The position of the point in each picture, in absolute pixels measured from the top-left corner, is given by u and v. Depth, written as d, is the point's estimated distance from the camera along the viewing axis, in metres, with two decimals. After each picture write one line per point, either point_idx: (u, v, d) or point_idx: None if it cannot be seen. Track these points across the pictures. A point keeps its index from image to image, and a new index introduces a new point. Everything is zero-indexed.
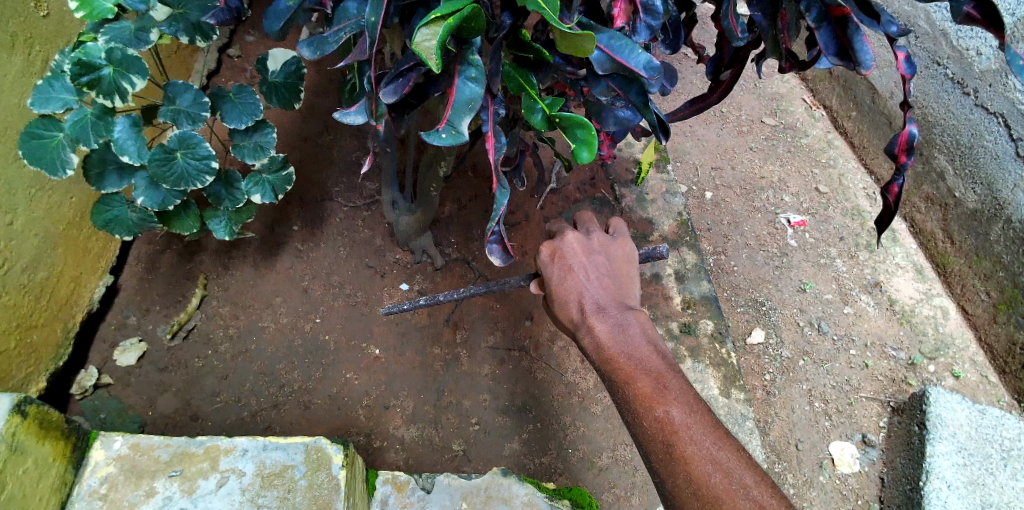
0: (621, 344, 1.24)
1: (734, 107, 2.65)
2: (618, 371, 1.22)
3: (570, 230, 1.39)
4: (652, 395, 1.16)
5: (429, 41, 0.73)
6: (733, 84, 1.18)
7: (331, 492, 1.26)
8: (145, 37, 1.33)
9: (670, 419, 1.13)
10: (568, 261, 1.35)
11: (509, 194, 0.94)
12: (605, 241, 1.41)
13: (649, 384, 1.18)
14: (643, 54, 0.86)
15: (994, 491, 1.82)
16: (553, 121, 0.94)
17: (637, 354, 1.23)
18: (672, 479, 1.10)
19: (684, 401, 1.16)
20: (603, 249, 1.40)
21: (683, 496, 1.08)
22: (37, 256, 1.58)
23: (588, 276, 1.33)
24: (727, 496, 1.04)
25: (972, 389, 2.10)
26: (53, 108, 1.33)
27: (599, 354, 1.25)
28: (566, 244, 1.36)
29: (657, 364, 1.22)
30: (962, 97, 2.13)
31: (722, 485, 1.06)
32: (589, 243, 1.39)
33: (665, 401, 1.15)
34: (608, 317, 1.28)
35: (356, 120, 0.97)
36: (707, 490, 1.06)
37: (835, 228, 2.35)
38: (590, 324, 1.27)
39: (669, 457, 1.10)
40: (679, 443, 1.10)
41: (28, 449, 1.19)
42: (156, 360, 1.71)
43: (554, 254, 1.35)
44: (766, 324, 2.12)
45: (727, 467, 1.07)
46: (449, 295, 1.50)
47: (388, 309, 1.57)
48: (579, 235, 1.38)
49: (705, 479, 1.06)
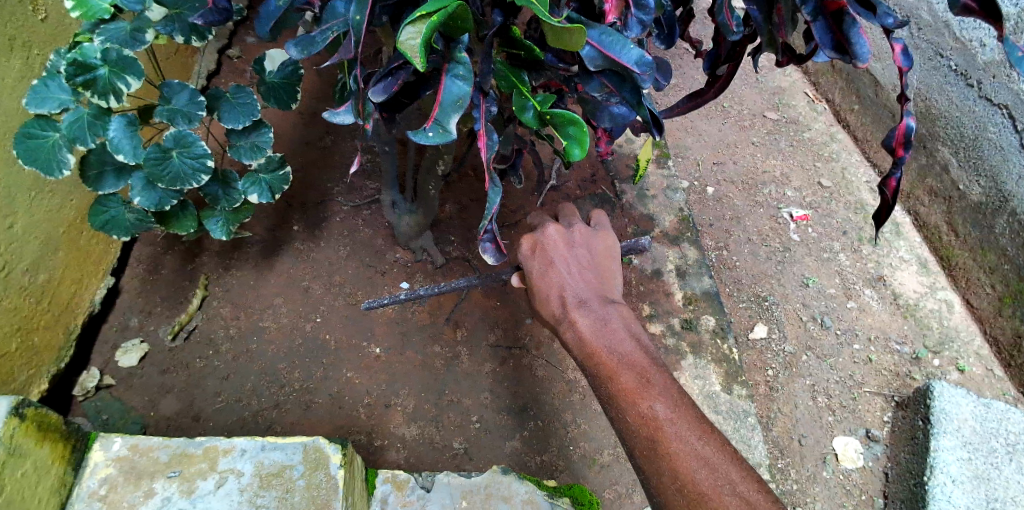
0: (604, 338, 1.24)
1: (735, 101, 2.64)
2: (601, 366, 1.21)
3: (551, 223, 1.37)
4: (636, 391, 1.16)
5: (414, 40, 0.73)
6: (730, 79, 1.16)
7: (329, 492, 1.26)
8: (141, 37, 1.34)
9: (654, 415, 1.13)
10: (549, 254, 1.33)
11: (501, 192, 0.94)
12: (586, 234, 1.40)
13: (632, 379, 1.18)
14: (634, 49, 0.86)
15: (1000, 486, 1.81)
16: (544, 118, 0.93)
17: (620, 349, 1.23)
18: (657, 476, 1.10)
19: (668, 396, 1.16)
20: (585, 243, 1.40)
21: (668, 493, 1.09)
22: (38, 259, 1.59)
23: (569, 269, 1.33)
24: (712, 493, 1.05)
25: (977, 383, 2.07)
26: (48, 108, 1.33)
27: (582, 349, 1.24)
28: (547, 237, 1.35)
29: (641, 359, 1.22)
30: (965, 89, 2.12)
31: (708, 481, 1.06)
32: (569, 237, 1.38)
33: (648, 395, 1.16)
34: (590, 311, 1.27)
35: (345, 120, 0.97)
36: (692, 487, 1.06)
37: (839, 222, 2.34)
38: (572, 318, 1.27)
39: (655, 453, 1.11)
40: (664, 439, 1.11)
41: (26, 451, 1.19)
42: (158, 361, 1.71)
43: (535, 248, 1.34)
44: (768, 320, 2.11)
45: (713, 463, 1.07)
46: (431, 289, 1.58)
47: (369, 304, 1.64)
48: (561, 228, 1.36)
49: (690, 476, 1.07)
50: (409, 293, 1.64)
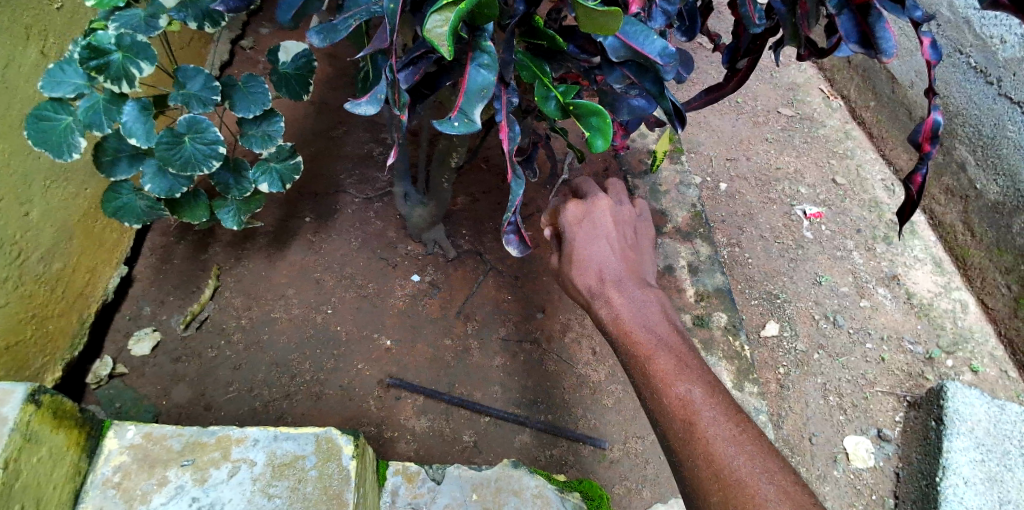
0: (640, 319, 1.25)
1: (749, 97, 2.62)
2: (637, 344, 1.21)
3: (603, 195, 1.37)
4: (672, 374, 1.16)
5: (441, 28, 0.72)
6: (750, 73, 1.14)
7: (341, 483, 1.26)
8: (155, 23, 1.31)
9: (691, 397, 1.13)
10: (595, 226, 1.33)
11: (524, 184, 0.92)
12: (633, 216, 1.43)
13: (669, 362, 1.18)
14: (658, 40, 0.85)
15: (1012, 488, 1.80)
16: (566, 109, 0.92)
17: (657, 330, 1.24)
18: (691, 460, 1.08)
19: (704, 382, 1.16)
20: (631, 224, 1.42)
21: (701, 478, 1.06)
22: (52, 247, 1.60)
23: (611, 245, 1.32)
24: (750, 480, 1.03)
25: (991, 384, 2.04)
26: (63, 92, 1.32)
27: (617, 326, 1.24)
28: (597, 209, 1.34)
29: (677, 344, 1.23)
30: (984, 87, 2.11)
31: (745, 468, 1.04)
32: (618, 213, 1.39)
33: (685, 379, 1.16)
34: (626, 291, 1.28)
35: (367, 111, 0.89)
36: (727, 473, 1.04)
37: (853, 220, 2.32)
38: (609, 296, 1.27)
39: (690, 436, 1.09)
40: (700, 423, 1.10)
41: (43, 437, 1.20)
42: (170, 350, 1.72)
43: (584, 215, 1.34)
44: (780, 317, 2.09)
45: (750, 451, 1.06)
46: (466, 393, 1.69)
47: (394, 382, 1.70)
48: (611, 203, 1.37)
49: (726, 461, 1.05)
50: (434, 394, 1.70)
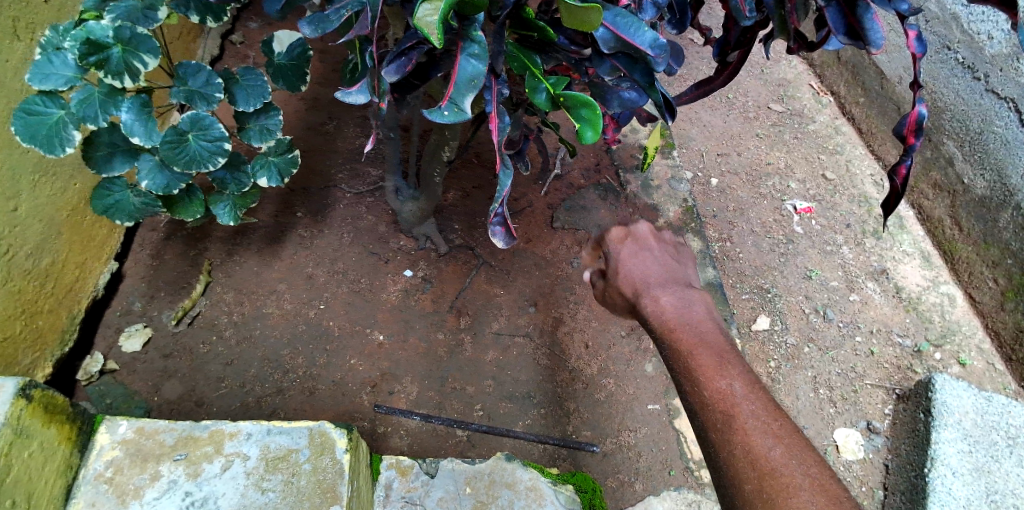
0: (684, 317, 1.24)
1: (739, 93, 2.65)
2: (680, 340, 1.20)
3: (642, 221, 1.44)
4: (714, 368, 1.15)
5: (431, 17, 0.72)
6: (740, 66, 1.15)
7: (335, 475, 1.27)
8: (153, 15, 1.33)
9: (732, 391, 1.12)
10: (638, 245, 1.39)
11: (512, 174, 0.92)
12: (674, 241, 1.47)
13: (710, 356, 1.17)
14: (648, 32, 0.85)
15: (1000, 478, 1.82)
16: (557, 100, 0.92)
17: (700, 328, 1.23)
18: (729, 449, 1.07)
19: (747, 378, 1.15)
20: (674, 247, 1.45)
21: (738, 466, 1.05)
22: (40, 243, 1.58)
23: (655, 259, 1.36)
24: (786, 470, 1.02)
25: (978, 376, 2.06)
26: (54, 84, 1.29)
27: (660, 323, 1.24)
28: (638, 230, 1.41)
29: (721, 341, 1.21)
30: (972, 82, 2.16)
31: (780, 459, 1.04)
32: (660, 237, 1.44)
33: (726, 374, 1.15)
34: (671, 292, 1.29)
35: (358, 99, 0.94)
36: (764, 462, 1.04)
37: (842, 214, 2.34)
38: (654, 295, 1.28)
39: (728, 427, 1.08)
40: (739, 415, 1.09)
41: (33, 432, 1.19)
42: (161, 346, 1.70)
43: (626, 235, 1.39)
44: (771, 311, 2.10)
45: (787, 444, 1.06)
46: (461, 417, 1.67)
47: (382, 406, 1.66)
48: (652, 227, 1.43)
49: (764, 451, 1.04)
50: (426, 417, 1.66)
